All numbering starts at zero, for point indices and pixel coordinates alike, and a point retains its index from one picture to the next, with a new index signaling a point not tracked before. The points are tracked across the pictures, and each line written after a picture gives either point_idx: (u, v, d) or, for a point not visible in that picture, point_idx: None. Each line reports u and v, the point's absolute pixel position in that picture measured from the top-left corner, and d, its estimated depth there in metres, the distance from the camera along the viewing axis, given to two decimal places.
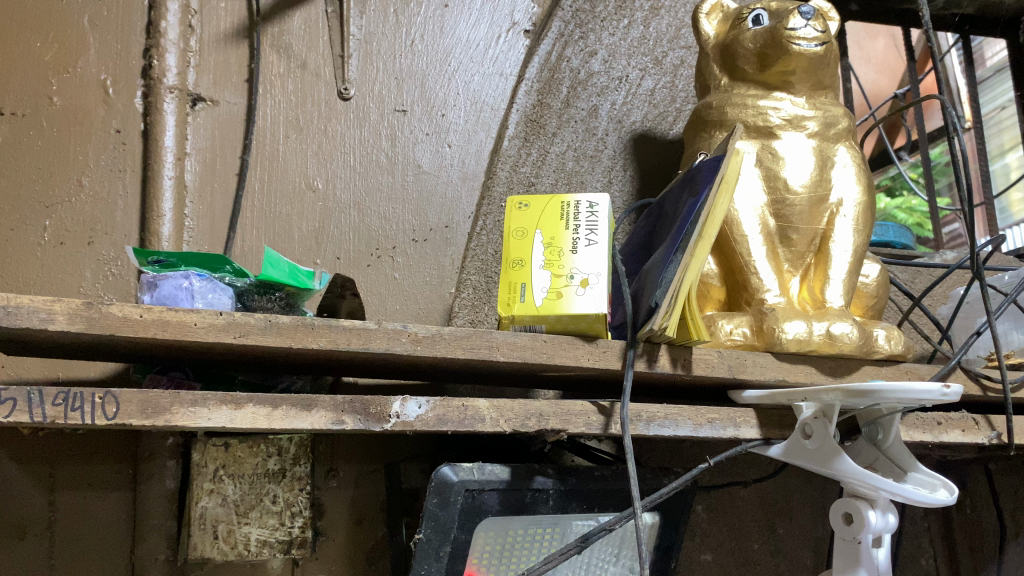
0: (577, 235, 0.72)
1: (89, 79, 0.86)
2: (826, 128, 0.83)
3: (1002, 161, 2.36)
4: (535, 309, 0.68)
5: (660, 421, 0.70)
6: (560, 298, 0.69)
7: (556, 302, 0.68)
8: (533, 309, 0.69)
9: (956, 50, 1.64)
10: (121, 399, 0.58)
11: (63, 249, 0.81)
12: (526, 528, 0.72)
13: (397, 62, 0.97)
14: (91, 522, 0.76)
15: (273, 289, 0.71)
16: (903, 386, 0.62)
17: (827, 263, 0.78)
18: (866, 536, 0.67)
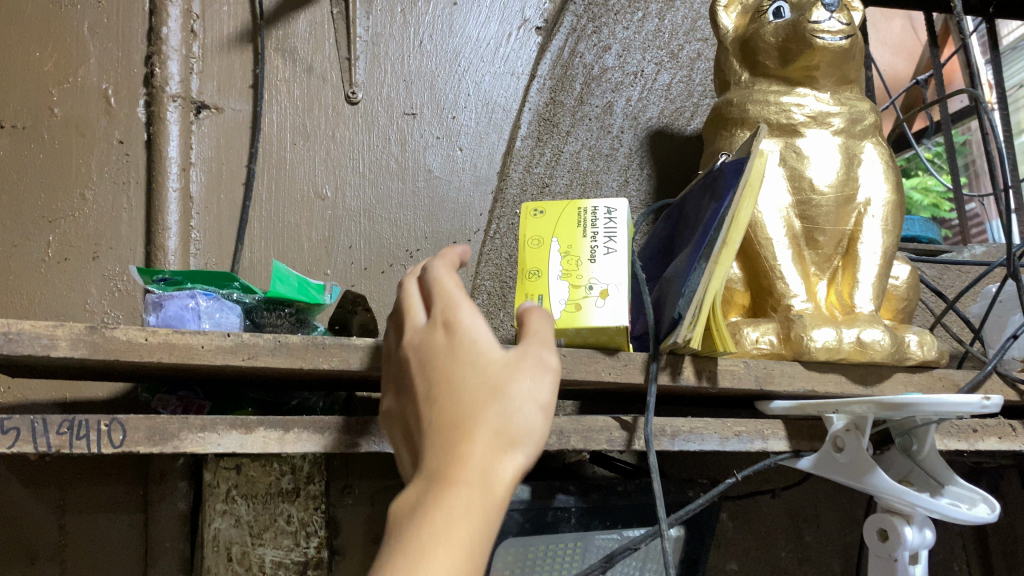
0: (595, 243, 0.68)
1: (90, 89, 0.83)
2: (852, 124, 0.79)
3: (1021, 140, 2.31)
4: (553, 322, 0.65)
5: (685, 436, 0.67)
6: (579, 310, 0.65)
7: (575, 315, 0.65)
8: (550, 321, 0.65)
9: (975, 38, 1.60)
10: (127, 426, 0.55)
11: (67, 265, 0.79)
12: (550, 551, 0.69)
13: (405, 63, 0.94)
14: (103, 546, 0.74)
15: (282, 305, 0.68)
16: (938, 398, 0.59)
17: (855, 267, 0.75)
18: (902, 554, 0.65)
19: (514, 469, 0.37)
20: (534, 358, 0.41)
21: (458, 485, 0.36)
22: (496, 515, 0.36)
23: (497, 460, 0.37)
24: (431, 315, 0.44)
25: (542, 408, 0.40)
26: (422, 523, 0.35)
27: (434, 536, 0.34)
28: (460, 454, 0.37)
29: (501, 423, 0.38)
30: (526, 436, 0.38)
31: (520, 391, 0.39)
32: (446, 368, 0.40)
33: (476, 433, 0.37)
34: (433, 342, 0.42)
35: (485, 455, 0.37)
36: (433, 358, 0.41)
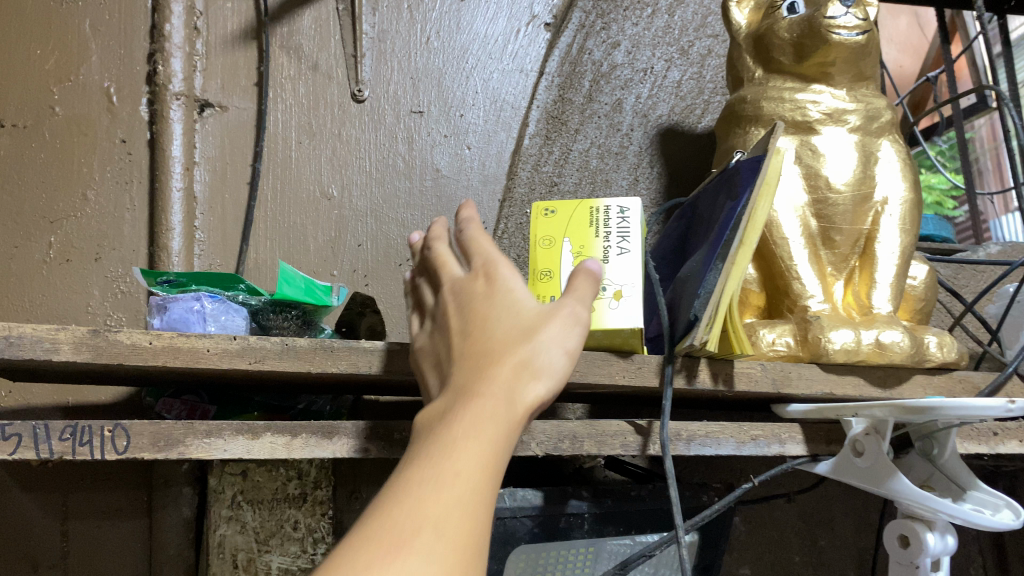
0: (608, 244, 0.66)
1: (92, 87, 0.82)
2: (868, 122, 0.78)
3: None
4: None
5: (701, 440, 0.66)
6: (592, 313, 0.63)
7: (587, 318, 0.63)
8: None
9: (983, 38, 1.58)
10: (132, 431, 0.54)
11: (70, 267, 0.78)
12: (562, 559, 0.67)
13: (412, 61, 0.93)
14: (106, 554, 0.73)
15: (289, 308, 0.67)
16: (964, 401, 0.57)
17: (872, 267, 0.73)
18: (924, 561, 0.63)
19: (534, 398, 0.42)
20: (568, 312, 0.47)
21: (482, 400, 0.41)
22: (513, 431, 0.41)
23: (521, 387, 0.42)
24: (469, 267, 0.50)
25: (566, 351, 0.45)
26: (447, 427, 0.40)
27: (455, 435, 0.39)
28: (486, 379, 0.42)
29: (526, 356, 0.43)
30: (548, 373, 0.44)
31: (549, 335, 0.45)
32: (482, 309, 0.46)
33: (502, 361, 0.43)
34: (472, 288, 0.48)
35: (509, 380, 0.42)
36: (471, 301, 0.47)
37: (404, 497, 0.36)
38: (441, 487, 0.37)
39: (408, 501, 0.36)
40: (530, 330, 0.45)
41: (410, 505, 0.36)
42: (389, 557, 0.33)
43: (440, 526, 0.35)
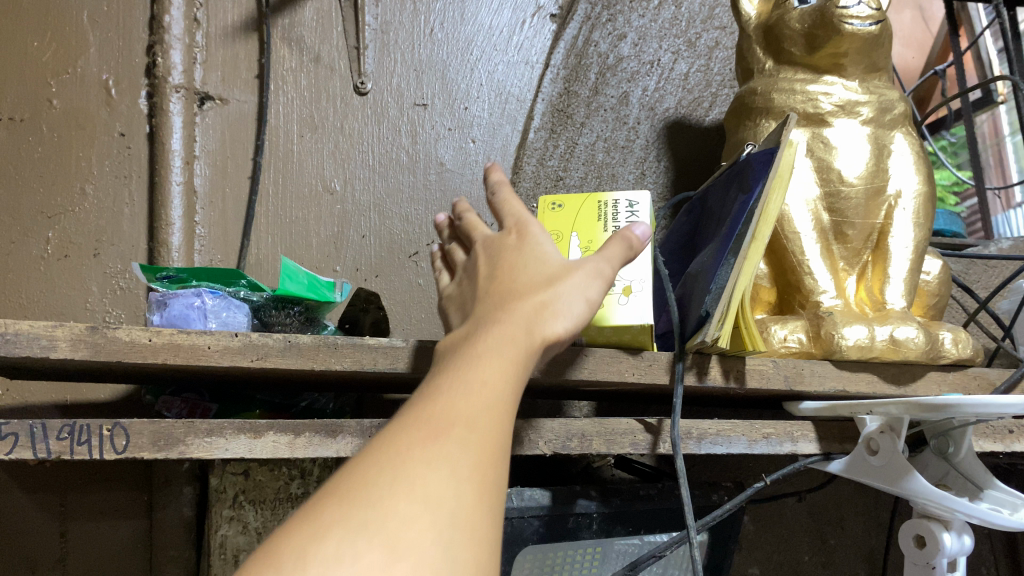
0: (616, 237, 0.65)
1: (90, 79, 0.80)
2: (881, 114, 0.76)
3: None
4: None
5: (712, 438, 0.65)
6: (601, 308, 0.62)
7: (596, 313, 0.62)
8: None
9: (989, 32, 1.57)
10: (131, 430, 0.52)
11: (68, 263, 0.76)
12: (570, 558, 0.66)
13: (416, 52, 0.91)
14: (106, 554, 0.72)
15: (291, 304, 0.65)
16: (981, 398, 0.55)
17: (885, 261, 0.72)
18: (940, 561, 0.62)
19: (557, 334, 0.43)
20: (594, 265, 0.46)
21: (508, 324, 0.42)
22: (535, 357, 0.42)
23: (546, 320, 0.43)
24: (501, 226, 0.51)
25: (590, 298, 0.45)
26: (473, 345, 0.42)
27: (480, 350, 0.41)
28: (512, 309, 0.43)
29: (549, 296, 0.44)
30: (569, 316, 0.44)
31: (574, 282, 0.45)
32: (509, 259, 0.47)
33: (526, 298, 0.44)
34: (501, 242, 0.49)
35: (534, 312, 0.43)
36: (499, 254, 0.48)
37: (436, 400, 0.38)
38: (470, 392, 0.38)
39: (439, 402, 0.38)
40: (556, 276, 0.45)
41: (442, 404, 0.38)
42: (424, 445, 0.35)
43: (470, 423, 0.37)
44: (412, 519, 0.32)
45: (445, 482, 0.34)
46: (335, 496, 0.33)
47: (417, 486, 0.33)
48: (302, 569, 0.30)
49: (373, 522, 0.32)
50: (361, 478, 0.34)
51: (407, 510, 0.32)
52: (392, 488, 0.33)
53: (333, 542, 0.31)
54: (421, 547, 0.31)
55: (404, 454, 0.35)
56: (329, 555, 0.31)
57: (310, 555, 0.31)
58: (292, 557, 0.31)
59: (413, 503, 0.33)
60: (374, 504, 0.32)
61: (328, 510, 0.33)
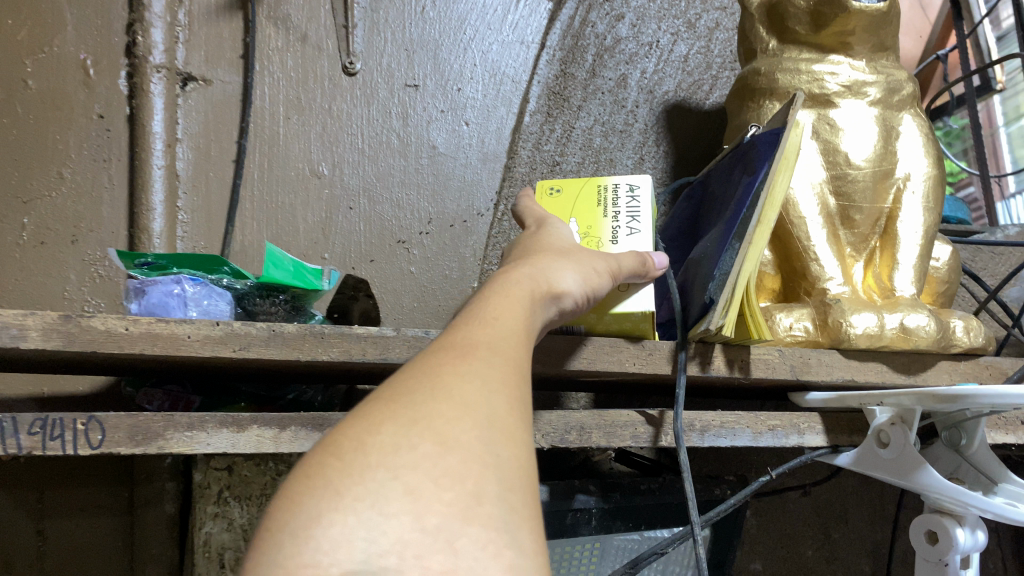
0: (616, 224, 0.61)
1: (67, 59, 0.77)
2: (889, 94, 0.74)
3: (1017, 124, 2.27)
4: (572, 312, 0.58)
5: (716, 431, 0.62)
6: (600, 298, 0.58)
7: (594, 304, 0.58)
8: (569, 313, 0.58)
9: (989, 17, 1.54)
10: (108, 425, 0.49)
11: (44, 250, 0.73)
12: (568, 556, 0.63)
13: (407, 32, 0.88)
14: (86, 551, 0.69)
15: (276, 292, 0.63)
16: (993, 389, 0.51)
17: (894, 247, 0.69)
18: (953, 557, 0.60)
19: (567, 295, 0.45)
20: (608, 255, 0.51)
21: (514, 281, 0.42)
22: (540, 308, 0.43)
23: (553, 278, 0.45)
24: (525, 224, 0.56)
25: (601, 269, 0.49)
26: (482, 296, 0.41)
27: (491, 297, 0.40)
28: (517, 268, 0.44)
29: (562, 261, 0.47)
30: (584, 276, 0.47)
31: (588, 256, 0.49)
32: (528, 241, 0.51)
33: (541, 259, 0.46)
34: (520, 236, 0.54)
35: (543, 269, 0.45)
36: (516, 243, 0.52)
37: (456, 333, 0.37)
38: (490, 325, 0.37)
39: (461, 333, 0.37)
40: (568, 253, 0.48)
41: (462, 334, 0.36)
42: (454, 362, 0.34)
43: (494, 346, 0.36)
44: (457, 418, 0.31)
45: (482, 390, 0.32)
46: (376, 404, 0.31)
47: (455, 392, 0.32)
48: (362, 457, 0.28)
49: (422, 419, 0.30)
50: (399, 389, 0.32)
51: (450, 411, 0.31)
52: (432, 393, 0.32)
53: (387, 434, 0.29)
54: (469, 443, 0.30)
55: (438, 368, 0.33)
56: (385, 445, 0.29)
57: (367, 445, 0.29)
58: (350, 446, 0.29)
59: (453, 406, 0.31)
60: (418, 405, 0.31)
61: (375, 411, 0.31)
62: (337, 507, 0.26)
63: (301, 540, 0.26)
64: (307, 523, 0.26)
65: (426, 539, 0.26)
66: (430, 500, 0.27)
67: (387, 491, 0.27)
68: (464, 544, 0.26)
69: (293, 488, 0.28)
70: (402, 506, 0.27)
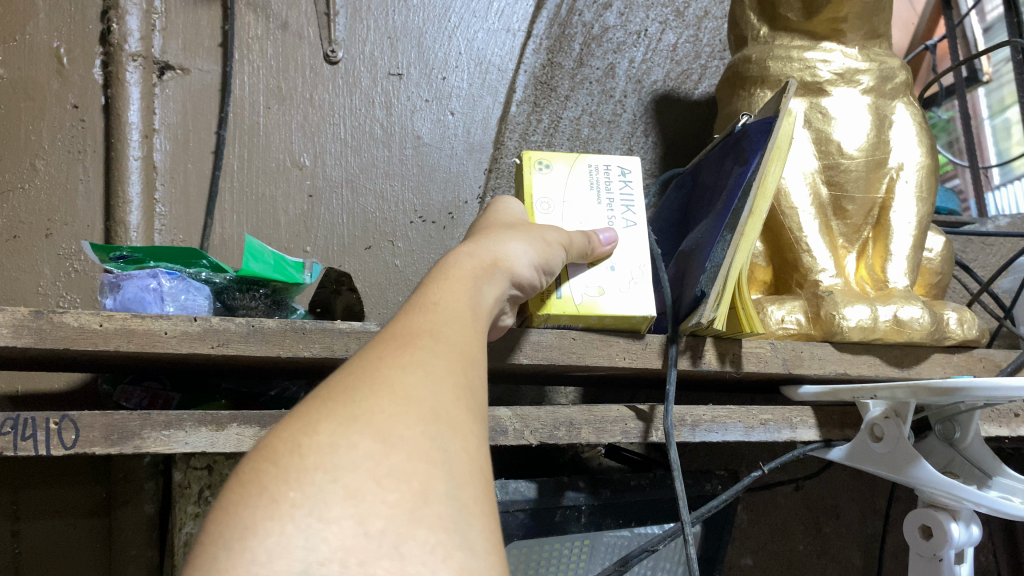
0: (612, 210, 0.58)
1: (40, 48, 0.75)
2: (882, 82, 0.73)
3: (1004, 116, 2.28)
4: (574, 310, 0.54)
5: (707, 425, 0.61)
6: (599, 295, 0.55)
7: (597, 302, 0.55)
8: (570, 309, 0.54)
9: (976, 9, 1.54)
10: (81, 423, 0.48)
11: (17, 244, 0.71)
12: (555, 553, 0.62)
13: (390, 19, 0.86)
14: (65, 553, 0.68)
15: (256, 286, 0.61)
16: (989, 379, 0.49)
17: (887, 238, 0.68)
18: (948, 552, 0.59)
19: (522, 270, 0.44)
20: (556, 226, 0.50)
21: (460, 261, 0.41)
22: (495, 287, 0.41)
23: (507, 251, 0.43)
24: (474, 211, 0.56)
25: (549, 240, 0.47)
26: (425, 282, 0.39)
27: (435, 281, 0.39)
28: (464, 247, 0.43)
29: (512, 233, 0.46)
30: (530, 243, 0.45)
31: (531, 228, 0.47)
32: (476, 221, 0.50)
33: (490, 234, 0.45)
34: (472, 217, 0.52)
35: (493, 243, 0.43)
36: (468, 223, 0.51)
37: (397, 324, 0.35)
38: (434, 312, 0.36)
39: (402, 322, 0.35)
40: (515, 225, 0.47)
41: (404, 325, 0.35)
42: (394, 354, 0.32)
43: (437, 334, 0.34)
44: (399, 414, 0.29)
45: (425, 382, 0.31)
46: (313, 403, 0.30)
47: (396, 385, 0.30)
48: (298, 460, 0.27)
49: (362, 417, 0.29)
50: (338, 387, 0.31)
51: (392, 407, 0.29)
52: (372, 389, 0.30)
53: (325, 434, 0.28)
54: (414, 439, 0.28)
55: (377, 363, 0.32)
56: (323, 446, 0.28)
57: (303, 448, 0.28)
58: (286, 449, 0.28)
59: (396, 400, 0.30)
60: (358, 402, 0.29)
61: (311, 411, 0.29)
62: (273, 515, 0.25)
63: (235, 552, 0.24)
64: (242, 533, 0.25)
65: (369, 545, 0.25)
66: (373, 502, 0.26)
67: (328, 495, 0.26)
68: (410, 547, 0.25)
69: (231, 495, 0.27)
70: (345, 510, 0.25)
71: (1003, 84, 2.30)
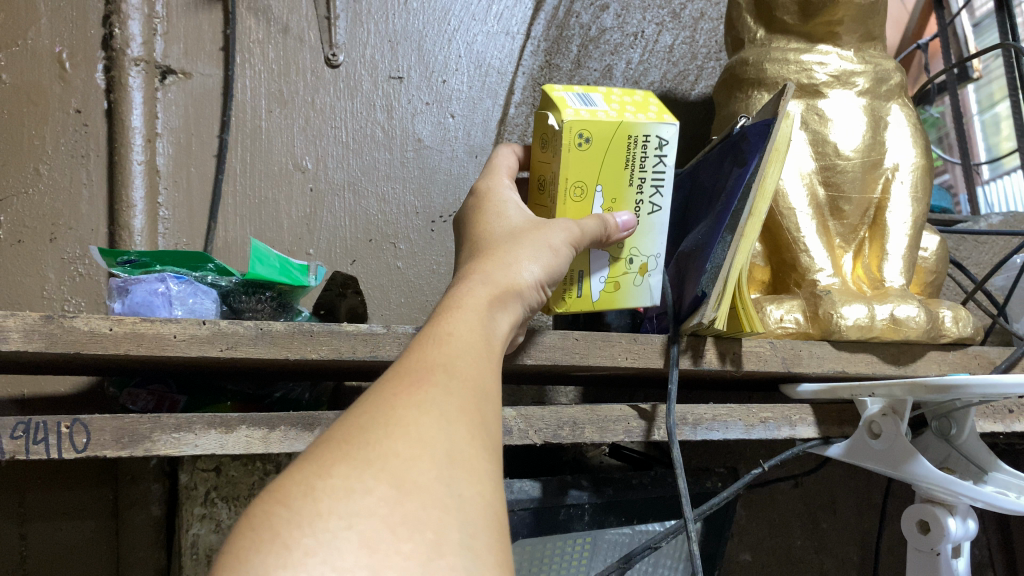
0: (641, 193, 0.53)
1: (42, 52, 0.75)
2: (877, 85, 0.74)
3: (992, 111, 2.30)
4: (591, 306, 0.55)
5: (708, 424, 0.62)
6: (616, 288, 0.55)
7: (613, 299, 0.55)
8: (587, 305, 0.55)
9: (967, 7, 1.55)
10: (92, 427, 0.47)
11: (21, 248, 0.72)
12: (559, 551, 0.63)
13: (390, 22, 0.86)
14: (70, 555, 0.69)
15: (262, 289, 0.61)
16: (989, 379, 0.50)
17: (883, 237, 0.69)
18: (945, 547, 0.60)
19: (523, 284, 0.43)
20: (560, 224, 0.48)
21: (470, 288, 0.41)
22: (503, 312, 0.41)
23: (508, 272, 0.43)
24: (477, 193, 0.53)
25: (555, 246, 0.46)
26: (438, 309, 0.40)
27: (448, 308, 0.39)
28: (469, 276, 0.42)
29: (514, 247, 0.45)
30: (532, 257, 0.44)
31: (533, 236, 0.46)
32: (473, 225, 0.49)
33: (491, 255, 0.44)
34: (468, 215, 0.51)
35: (497, 267, 0.43)
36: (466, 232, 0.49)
37: (410, 354, 0.36)
38: (447, 344, 0.36)
39: (416, 353, 0.36)
40: (516, 233, 0.46)
41: (418, 355, 0.35)
42: (409, 389, 0.33)
43: (450, 367, 0.35)
44: (413, 457, 0.30)
45: (439, 422, 0.32)
46: (328, 444, 0.31)
47: (410, 425, 0.31)
48: (311, 503, 0.28)
49: (376, 461, 0.30)
50: (352, 426, 0.31)
51: (405, 449, 0.30)
52: (386, 429, 0.31)
53: (338, 478, 0.29)
54: (427, 483, 0.29)
55: (391, 398, 0.32)
56: (336, 490, 0.28)
57: (316, 491, 0.28)
58: (298, 492, 0.28)
59: (409, 442, 0.30)
60: (372, 445, 0.30)
61: (326, 452, 0.30)
62: (287, 562, 0.26)
63: None
64: None
65: None
66: (387, 552, 0.27)
67: (341, 543, 0.27)
68: None
69: (240, 540, 0.27)
70: (359, 559, 0.26)
71: (992, 79, 2.31)
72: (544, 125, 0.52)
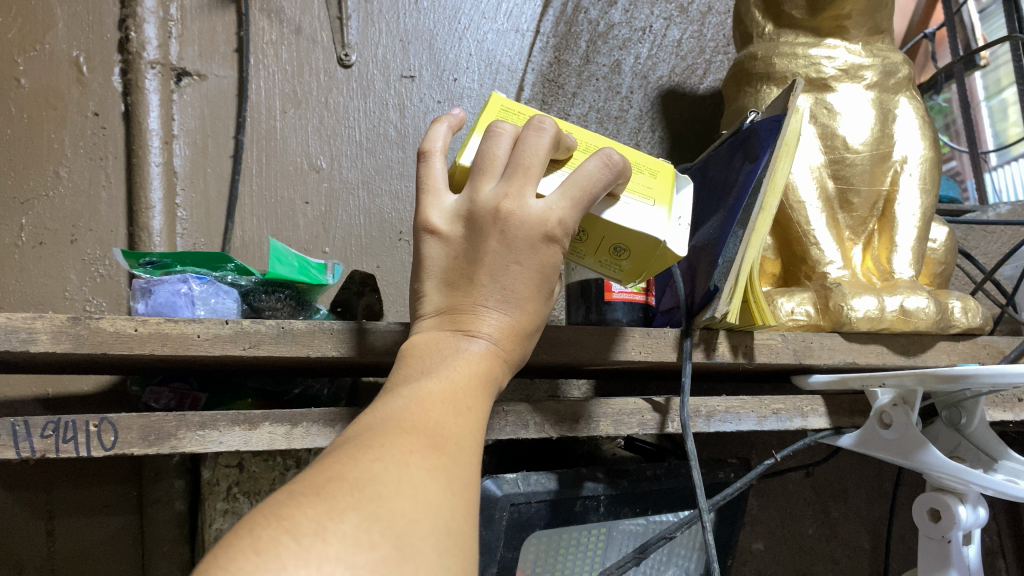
0: None
1: (60, 56, 0.77)
2: (884, 78, 0.74)
3: (999, 97, 2.30)
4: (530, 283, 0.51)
5: (721, 416, 0.62)
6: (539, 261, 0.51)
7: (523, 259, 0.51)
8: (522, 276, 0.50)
9: None
10: (120, 425, 0.48)
11: (43, 250, 0.73)
12: (574, 542, 0.64)
13: (401, 22, 0.87)
14: (95, 550, 0.70)
15: (282, 287, 0.62)
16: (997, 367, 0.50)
17: (892, 229, 0.70)
18: (955, 535, 0.61)
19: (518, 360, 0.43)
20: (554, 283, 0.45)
21: (482, 361, 0.39)
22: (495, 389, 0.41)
23: (513, 351, 0.41)
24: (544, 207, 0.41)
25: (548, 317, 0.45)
26: (448, 367, 0.39)
27: (462, 372, 0.39)
28: (483, 345, 0.40)
29: (526, 323, 0.42)
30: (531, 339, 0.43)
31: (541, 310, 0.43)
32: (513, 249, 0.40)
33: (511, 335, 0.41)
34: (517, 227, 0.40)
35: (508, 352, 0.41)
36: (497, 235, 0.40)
37: (424, 405, 0.36)
38: (462, 416, 0.37)
39: (432, 409, 0.36)
40: (545, 299, 0.43)
41: (434, 414, 0.36)
42: (422, 451, 0.34)
43: (461, 440, 0.36)
44: (417, 520, 0.31)
45: (444, 493, 0.33)
46: (341, 484, 0.31)
47: (418, 489, 0.32)
48: (321, 545, 0.28)
49: (385, 516, 0.30)
50: (363, 474, 0.32)
51: (411, 512, 0.31)
52: (397, 487, 0.31)
53: (350, 524, 0.29)
54: (425, 551, 0.30)
55: (405, 458, 0.33)
56: (346, 538, 0.28)
57: (328, 532, 0.28)
58: (309, 528, 0.28)
59: (416, 505, 0.31)
60: (384, 499, 0.31)
61: (336, 495, 0.30)
62: None
63: None
64: None
65: None
66: None
67: None
68: None
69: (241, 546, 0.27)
70: None
71: (999, 65, 2.32)
72: (639, 254, 0.47)
